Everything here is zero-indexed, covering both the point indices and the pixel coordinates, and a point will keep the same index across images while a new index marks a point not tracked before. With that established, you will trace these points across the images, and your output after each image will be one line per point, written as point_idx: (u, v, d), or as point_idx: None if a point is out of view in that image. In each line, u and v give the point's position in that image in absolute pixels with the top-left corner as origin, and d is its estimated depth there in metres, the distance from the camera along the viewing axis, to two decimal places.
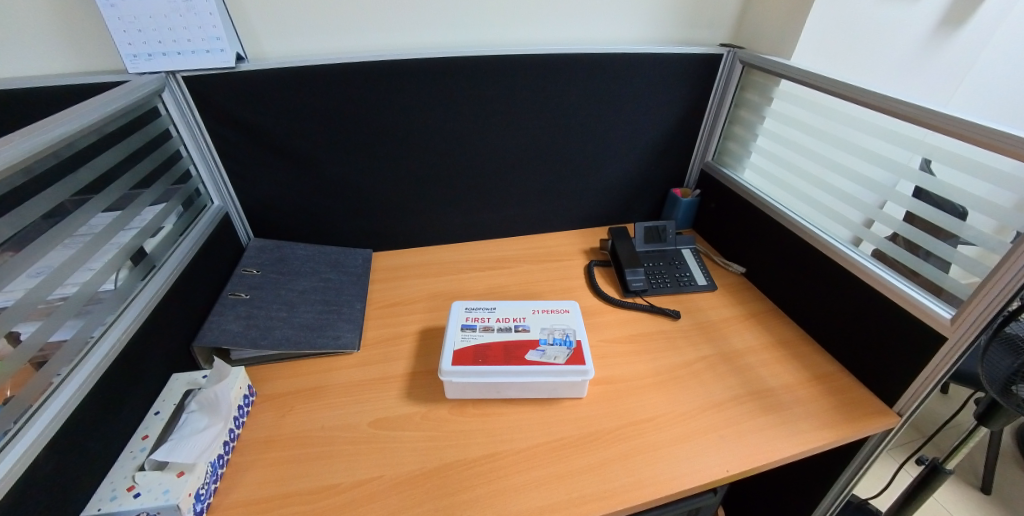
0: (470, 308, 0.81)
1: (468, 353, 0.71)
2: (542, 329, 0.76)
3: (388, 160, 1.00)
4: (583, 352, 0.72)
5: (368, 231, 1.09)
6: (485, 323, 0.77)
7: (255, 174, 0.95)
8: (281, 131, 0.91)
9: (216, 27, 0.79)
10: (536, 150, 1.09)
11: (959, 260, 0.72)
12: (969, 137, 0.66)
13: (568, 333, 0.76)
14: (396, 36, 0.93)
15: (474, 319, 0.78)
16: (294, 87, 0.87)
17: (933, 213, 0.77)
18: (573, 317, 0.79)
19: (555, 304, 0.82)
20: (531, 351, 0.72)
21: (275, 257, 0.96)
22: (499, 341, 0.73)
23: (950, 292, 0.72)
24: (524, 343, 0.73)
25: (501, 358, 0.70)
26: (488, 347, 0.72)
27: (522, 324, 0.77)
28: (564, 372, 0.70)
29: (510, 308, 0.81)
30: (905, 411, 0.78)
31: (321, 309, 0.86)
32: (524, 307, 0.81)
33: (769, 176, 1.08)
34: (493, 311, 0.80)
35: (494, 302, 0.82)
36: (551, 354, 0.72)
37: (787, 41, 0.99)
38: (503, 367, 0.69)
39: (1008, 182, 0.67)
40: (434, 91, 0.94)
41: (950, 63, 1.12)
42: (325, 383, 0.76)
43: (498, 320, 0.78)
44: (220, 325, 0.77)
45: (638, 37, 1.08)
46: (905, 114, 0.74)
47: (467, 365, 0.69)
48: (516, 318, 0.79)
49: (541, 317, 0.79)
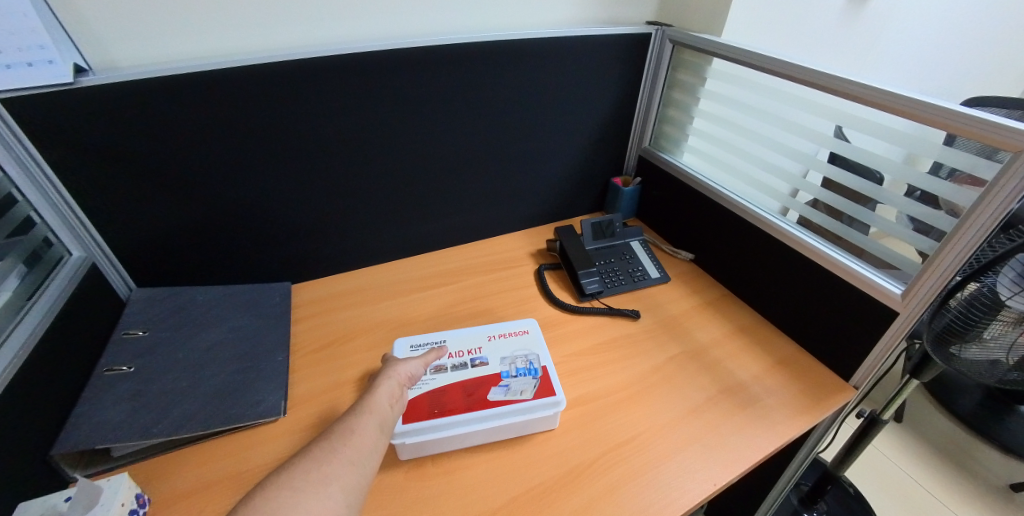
0: (416, 346, 0.72)
1: (421, 404, 0.62)
2: (502, 360, 0.70)
3: (300, 177, 0.86)
4: (551, 381, 0.67)
5: (287, 261, 0.94)
6: (437, 363, 0.69)
7: (126, 212, 0.76)
8: (156, 155, 0.74)
9: (38, 32, 0.60)
10: (469, 150, 0.99)
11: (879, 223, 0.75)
12: (890, 107, 0.66)
13: (531, 360, 0.70)
14: (297, 29, 0.78)
15: (423, 360, 0.70)
16: (168, 99, 0.70)
17: (852, 179, 0.79)
18: (534, 340, 0.74)
19: (512, 327, 0.76)
20: (494, 390, 0.65)
21: (167, 311, 0.78)
22: (456, 383, 0.66)
23: (873, 253, 0.77)
24: (484, 380, 0.66)
25: (461, 403, 0.63)
26: (444, 392, 0.64)
27: (478, 357, 0.70)
28: (535, 407, 0.64)
29: (463, 340, 0.73)
30: (862, 384, 0.80)
31: (235, 369, 0.71)
32: (478, 336, 0.74)
33: (703, 155, 1.08)
34: (444, 346, 0.72)
35: (442, 335, 0.74)
36: (517, 388, 0.65)
37: (716, 17, 0.97)
38: (464, 414, 0.62)
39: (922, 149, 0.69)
40: (347, 93, 0.82)
41: (857, 34, 1.17)
42: (251, 466, 0.63)
43: (451, 357, 0.70)
44: (96, 416, 0.61)
45: (565, 18, 1.01)
46: (830, 87, 0.73)
47: (422, 421, 0.60)
48: (470, 351, 0.71)
49: (499, 345, 0.72)
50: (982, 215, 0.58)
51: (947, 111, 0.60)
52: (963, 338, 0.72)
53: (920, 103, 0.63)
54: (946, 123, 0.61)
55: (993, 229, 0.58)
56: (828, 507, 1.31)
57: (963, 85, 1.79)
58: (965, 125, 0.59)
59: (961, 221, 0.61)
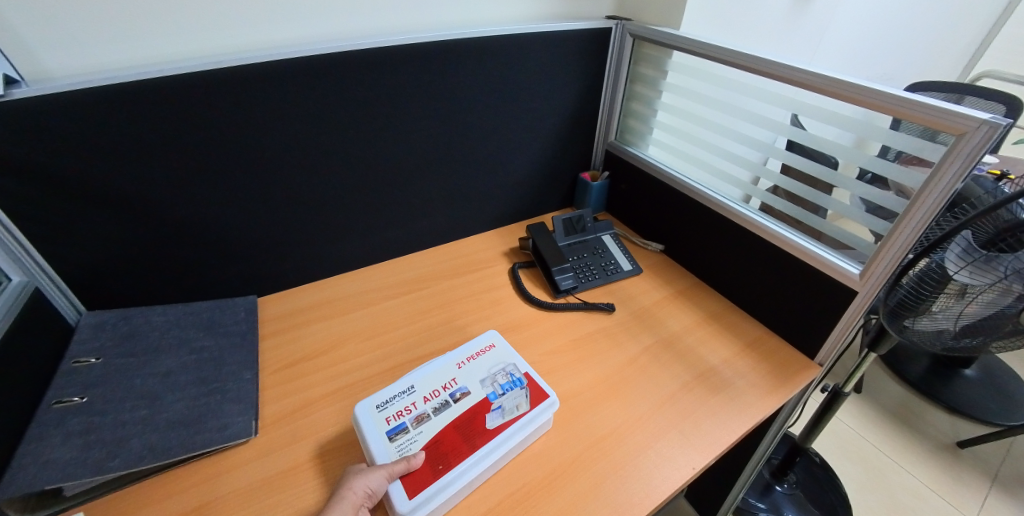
0: (382, 404, 0.64)
1: (417, 472, 0.57)
2: (482, 383, 0.67)
3: (258, 187, 0.83)
4: (540, 385, 0.68)
5: (250, 274, 0.91)
6: (416, 415, 0.63)
7: (66, 232, 0.71)
8: (98, 169, 0.69)
9: None
10: (434, 151, 0.98)
11: (832, 206, 0.78)
12: (833, 92, 0.69)
13: (512, 371, 0.69)
14: (248, 32, 0.75)
15: (397, 416, 0.63)
16: (107, 109, 0.66)
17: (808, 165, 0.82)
18: (505, 351, 0.72)
19: (477, 346, 0.73)
20: (489, 418, 0.63)
21: (120, 334, 0.74)
22: (449, 425, 0.62)
23: (829, 235, 0.80)
24: (475, 412, 0.63)
25: (463, 449, 0.59)
26: (436, 444, 0.60)
27: (457, 389, 0.66)
28: (536, 416, 0.64)
29: (430, 379, 0.67)
30: (826, 361, 0.83)
31: (198, 392, 0.68)
32: (446, 368, 0.69)
33: (667, 147, 1.09)
34: (413, 392, 0.66)
35: (405, 380, 0.67)
36: (511, 405, 0.64)
37: (674, 10, 0.99)
38: (471, 457, 0.59)
39: (868, 131, 0.72)
40: (304, 97, 0.79)
41: (806, 26, 1.22)
42: (220, 493, 0.60)
43: (428, 402, 0.65)
44: (43, 452, 0.56)
45: (525, 16, 1.01)
46: (781, 76, 0.76)
47: (431, 486, 0.56)
48: (444, 387, 0.66)
49: (471, 369, 0.69)
50: (929, 196, 0.61)
51: (887, 96, 0.63)
52: (910, 311, 0.76)
53: (862, 88, 0.65)
54: (888, 108, 0.64)
55: (940, 208, 0.61)
56: (798, 478, 1.36)
57: (904, 72, 1.90)
58: (905, 109, 0.62)
59: (908, 203, 0.64)
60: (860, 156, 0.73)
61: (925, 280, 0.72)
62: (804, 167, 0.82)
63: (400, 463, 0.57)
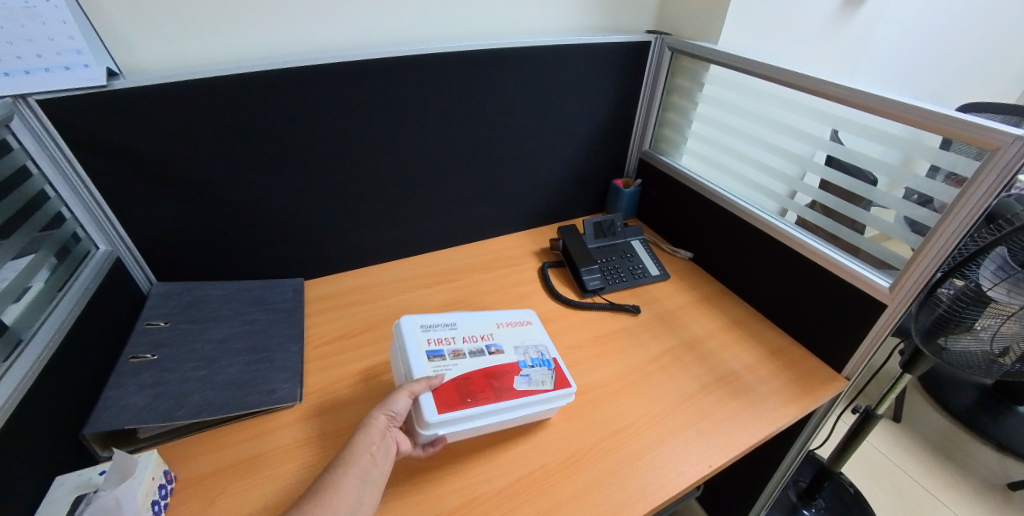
0: (427, 327, 0.71)
1: (451, 394, 0.62)
2: (516, 349, 0.72)
3: (311, 178, 0.90)
4: (564, 372, 0.70)
5: (298, 257, 0.98)
6: (453, 348, 0.69)
7: (146, 207, 0.79)
8: (176, 154, 0.77)
9: (75, 39, 0.64)
10: (473, 151, 1.03)
11: (871, 221, 0.77)
12: (868, 107, 0.70)
13: (544, 350, 0.72)
14: (312, 36, 0.83)
15: (438, 342, 0.69)
16: (188, 101, 0.74)
17: (846, 180, 0.82)
18: (542, 331, 0.76)
19: (518, 316, 0.78)
20: (516, 379, 0.67)
21: (185, 303, 0.82)
22: (479, 369, 0.67)
23: (866, 252, 0.79)
24: (505, 370, 0.68)
25: (486, 394, 0.64)
26: (468, 381, 0.65)
27: (493, 344, 0.72)
28: (556, 397, 0.67)
29: (473, 325, 0.74)
30: (853, 375, 0.83)
31: (250, 359, 0.75)
32: (487, 323, 0.75)
33: (701, 157, 1.11)
34: (455, 329, 0.72)
35: (451, 318, 0.75)
36: (538, 379, 0.68)
37: (713, 25, 1.01)
38: (493, 406, 0.63)
39: (905, 146, 0.72)
40: (358, 96, 0.85)
41: (848, 42, 1.22)
42: (268, 448, 0.66)
43: (465, 342, 0.71)
44: (119, 399, 0.64)
45: (566, 26, 1.05)
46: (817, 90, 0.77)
47: (458, 412, 0.61)
48: (483, 337, 0.72)
49: (508, 333, 0.74)
50: (965, 207, 0.61)
51: (925, 112, 0.63)
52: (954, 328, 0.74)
53: (901, 104, 0.65)
54: (921, 122, 0.64)
55: (971, 225, 0.61)
56: (825, 504, 1.33)
57: (956, 91, 1.83)
58: (939, 124, 0.62)
59: (943, 214, 0.64)
60: (907, 175, 0.72)
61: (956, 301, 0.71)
62: (843, 183, 0.82)
63: (422, 383, 0.61)
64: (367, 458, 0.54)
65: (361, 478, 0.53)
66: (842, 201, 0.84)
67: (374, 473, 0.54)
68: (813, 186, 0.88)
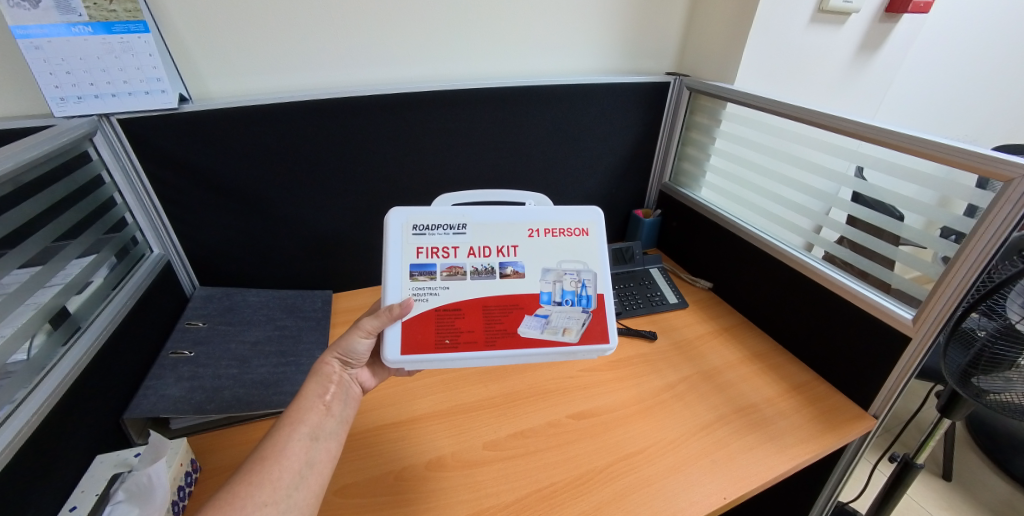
0: (421, 229, 0.64)
1: (427, 338, 0.61)
2: (546, 278, 0.65)
3: (345, 197, 0.96)
4: (603, 323, 0.65)
5: (330, 270, 1.04)
6: (450, 263, 0.64)
7: (198, 218, 0.87)
8: (229, 172, 0.85)
9: (157, 68, 0.73)
10: (497, 178, 1.08)
11: (902, 258, 0.74)
12: (880, 140, 0.72)
13: (585, 284, 0.66)
14: (355, 71, 0.91)
15: (431, 254, 0.64)
16: (242, 126, 0.82)
17: (869, 215, 0.81)
18: (591, 248, 0.67)
19: (568, 224, 0.67)
20: (533, 321, 0.64)
21: (223, 307, 0.88)
22: (478, 300, 0.63)
23: (898, 289, 0.76)
24: (518, 305, 0.64)
25: (472, 341, 0.62)
26: (456, 319, 0.62)
27: (510, 263, 0.65)
28: (578, 352, 0.63)
29: (490, 233, 0.65)
30: (881, 413, 0.80)
31: (278, 362, 0.79)
32: (516, 229, 0.66)
33: (723, 191, 1.11)
34: (463, 236, 0.65)
35: (462, 216, 0.65)
36: (560, 327, 0.64)
37: (728, 68, 1.07)
38: (475, 352, 0.61)
39: (925, 182, 0.72)
40: (394, 125, 0.92)
41: (866, 82, 1.25)
42: None
43: (470, 256, 0.64)
44: (158, 391, 0.69)
45: (589, 67, 1.12)
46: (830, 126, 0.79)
47: (430, 355, 0.60)
48: (501, 251, 0.65)
49: (540, 247, 0.66)
50: (985, 234, 0.60)
51: (942, 146, 0.64)
52: (996, 366, 0.70)
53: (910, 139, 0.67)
54: (932, 154, 0.65)
55: (991, 255, 0.60)
56: None
57: (983, 133, 1.83)
58: (949, 155, 0.63)
59: (961, 244, 0.63)
60: (936, 212, 0.70)
61: (991, 340, 0.69)
62: (867, 217, 0.81)
63: (386, 311, 0.60)
64: (324, 403, 0.57)
65: (312, 436, 0.54)
66: (867, 235, 0.83)
67: (328, 426, 0.56)
68: (840, 221, 0.86)
